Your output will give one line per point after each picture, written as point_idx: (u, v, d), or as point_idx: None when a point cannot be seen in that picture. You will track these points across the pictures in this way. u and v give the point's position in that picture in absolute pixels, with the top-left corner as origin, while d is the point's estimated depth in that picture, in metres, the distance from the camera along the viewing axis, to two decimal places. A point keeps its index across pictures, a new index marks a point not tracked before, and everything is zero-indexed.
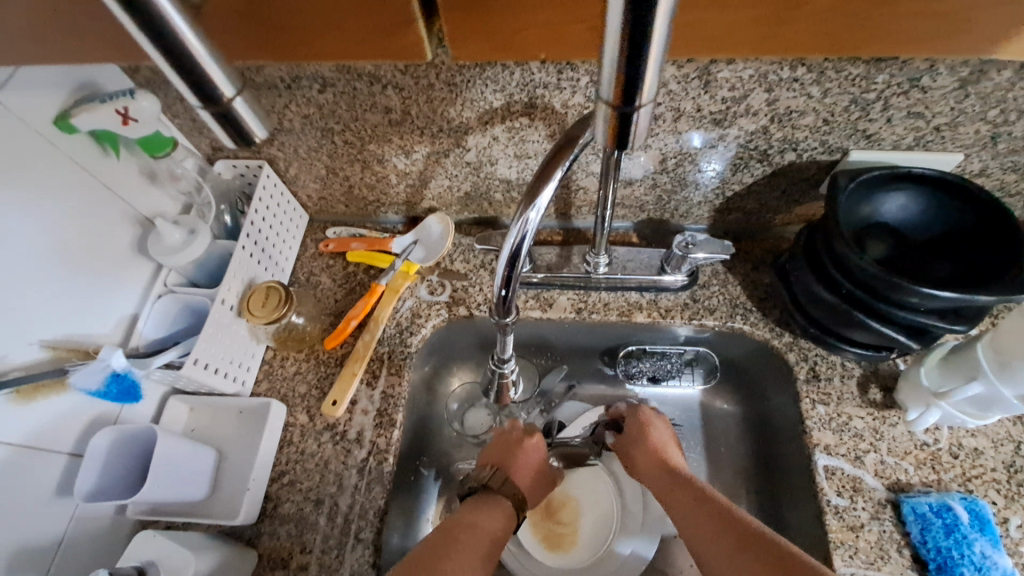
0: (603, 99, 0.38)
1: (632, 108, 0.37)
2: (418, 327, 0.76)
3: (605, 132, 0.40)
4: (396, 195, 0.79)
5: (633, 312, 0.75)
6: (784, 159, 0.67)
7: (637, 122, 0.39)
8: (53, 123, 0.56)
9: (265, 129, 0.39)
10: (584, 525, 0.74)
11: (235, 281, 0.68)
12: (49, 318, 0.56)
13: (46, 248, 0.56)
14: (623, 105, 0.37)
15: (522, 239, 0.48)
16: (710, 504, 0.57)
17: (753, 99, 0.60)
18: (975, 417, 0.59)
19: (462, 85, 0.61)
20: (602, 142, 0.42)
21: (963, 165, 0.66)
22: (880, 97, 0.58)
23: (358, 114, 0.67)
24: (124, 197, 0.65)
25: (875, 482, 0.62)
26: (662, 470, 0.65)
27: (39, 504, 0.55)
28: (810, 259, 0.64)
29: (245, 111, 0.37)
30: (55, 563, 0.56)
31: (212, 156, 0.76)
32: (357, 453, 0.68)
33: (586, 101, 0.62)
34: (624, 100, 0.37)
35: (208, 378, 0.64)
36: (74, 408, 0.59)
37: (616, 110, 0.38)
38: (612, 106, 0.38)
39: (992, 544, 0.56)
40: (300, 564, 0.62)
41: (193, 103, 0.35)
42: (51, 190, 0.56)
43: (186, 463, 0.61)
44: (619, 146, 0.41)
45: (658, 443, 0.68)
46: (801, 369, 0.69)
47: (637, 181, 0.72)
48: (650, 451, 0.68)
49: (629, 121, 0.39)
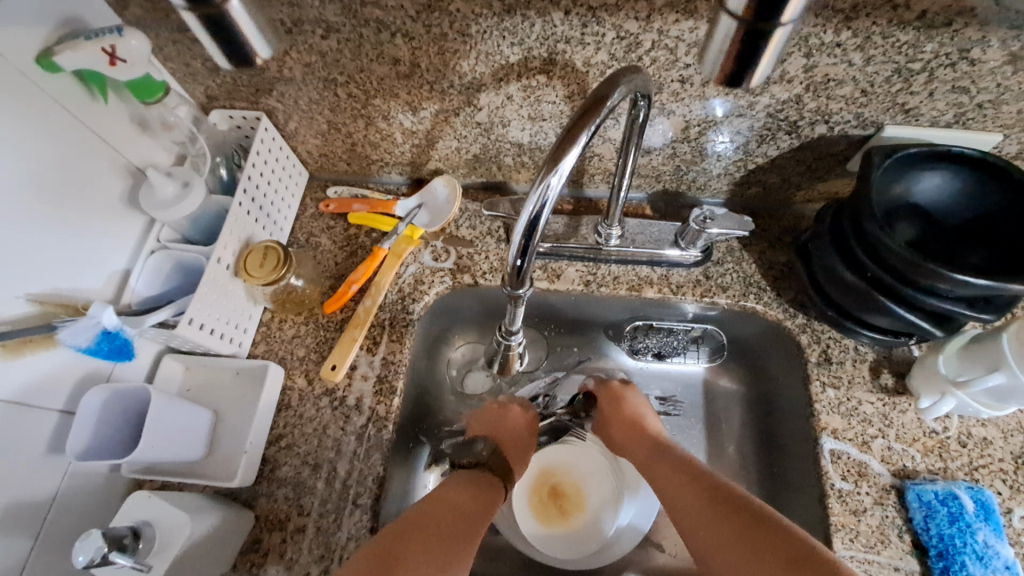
0: (731, 11, 0.33)
1: (769, 24, 0.33)
2: (421, 294, 0.73)
3: (720, 62, 0.36)
4: (401, 155, 0.75)
5: (643, 287, 0.73)
6: (813, 132, 0.64)
7: (770, 42, 0.34)
8: (35, 61, 0.51)
9: (268, 48, 0.39)
10: (587, 511, 0.73)
11: (231, 239, 0.65)
12: (36, 271, 0.53)
13: (30, 196, 0.52)
14: (756, 19, 0.33)
15: (542, 207, 0.44)
16: (690, 472, 0.60)
17: (790, 64, 0.56)
18: (990, 407, 0.58)
19: (477, 36, 0.57)
20: (711, 77, 0.38)
21: (999, 147, 0.62)
22: (926, 68, 0.54)
23: (364, 65, 0.62)
24: (115, 145, 0.61)
25: (881, 468, 0.61)
26: (642, 441, 0.68)
27: (30, 463, 0.53)
28: (834, 238, 0.61)
29: (240, 15, 0.36)
30: (48, 519, 0.55)
31: (207, 105, 0.72)
32: (356, 419, 0.67)
33: (610, 59, 0.58)
34: (762, 12, 0.32)
35: (203, 338, 0.62)
36: (64, 365, 0.56)
37: (748, 24, 0.33)
38: (741, 20, 0.33)
39: (995, 533, 0.56)
40: (298, 526, 0.62)
41: (179, 3, 0.34)
42: (35, 134, 0.52)
43: (181, 425, 0.60)
44: (732, 82, 0.37)
45: (637, 415, 0.71)
46: (813, 351, 0.68)
47: (656, 150, 0.68)
48: (626, 421, 0.71)
49: (761, 40, 0.34)
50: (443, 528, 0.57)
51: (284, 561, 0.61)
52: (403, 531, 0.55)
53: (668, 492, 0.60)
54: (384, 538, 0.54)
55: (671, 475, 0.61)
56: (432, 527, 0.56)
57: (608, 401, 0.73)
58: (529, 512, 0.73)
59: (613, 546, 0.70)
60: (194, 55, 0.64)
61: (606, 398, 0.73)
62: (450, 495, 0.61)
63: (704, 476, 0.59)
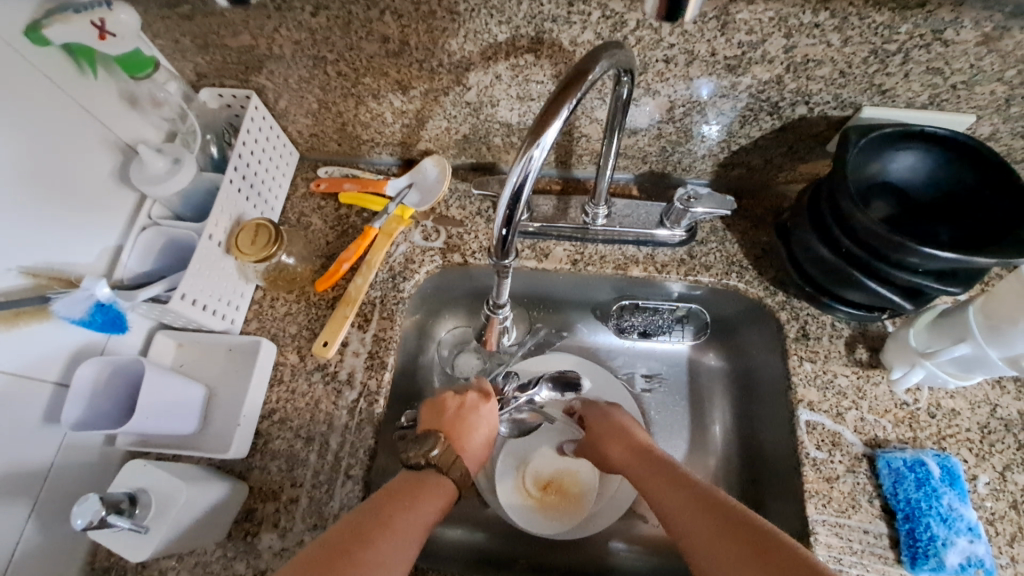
0: None
1: None
2: (411, 273, 0.75)
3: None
4: (391, 135, 0.76)
5: (629, 266, 0.75)
6: (795, 113, 0.65)
7: None
8: (24, 34, 0.51)
9: None
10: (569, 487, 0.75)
11: (223, 216, 0.65)
12: (30, 244, 0.54)
13: (20, 169, 0.53)
14: None
15: (525, 178, 0.46)
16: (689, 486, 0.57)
17: (770, 44, 0.57)
18: (957, 377, 0.61)
19: (465, 14, 0.58)
20: (651, 12, 0.40)
21: (973, 129, 0.64)
22: (901, 49, 0.56)
23: (353, 43, 0.63)
24: (105, 121, 0.62)
25: (854, 438, 0.64)
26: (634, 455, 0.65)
27: (26, 431, 0.55)
28: (812, 217, 0.63)
29: None
30: (46, 486, 0.57)
31: (197, 83, 0.72)
32: (348, 394, 0.68)
33: (595, 39, 0.59)
34: None
35: (195, 313, 0.63)
36: (60, 338, 0.57)
37: None
38: None
39: (959, 497, 0.58)
40: (291, 497, 0.64)
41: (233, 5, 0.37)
42: (23, 107, 0.53)
43: (174, 398, 0.61)
44: (669, 18, 0.40)
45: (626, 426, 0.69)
46: (792, 327, 0.70)
47: (642, 130, 0.70)
48: (619, 435, 0.68)
49: None
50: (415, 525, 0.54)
51: (278, 529, 0.62)
52: (371, 517, 0.53)
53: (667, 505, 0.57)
54: (347, 521, 0.52)
55: (669, 492, 0.57)
56: (400, 525, 0.53)
57: (602, 419, 0.72)
58: (513, 494, 0.74)
59: (597, 518, 0.73)
60: (184, 32, 0.64)
61: (594, 413, 0.73)
62: (422, 486, 0.59)
63: (700, 489, 0.56)
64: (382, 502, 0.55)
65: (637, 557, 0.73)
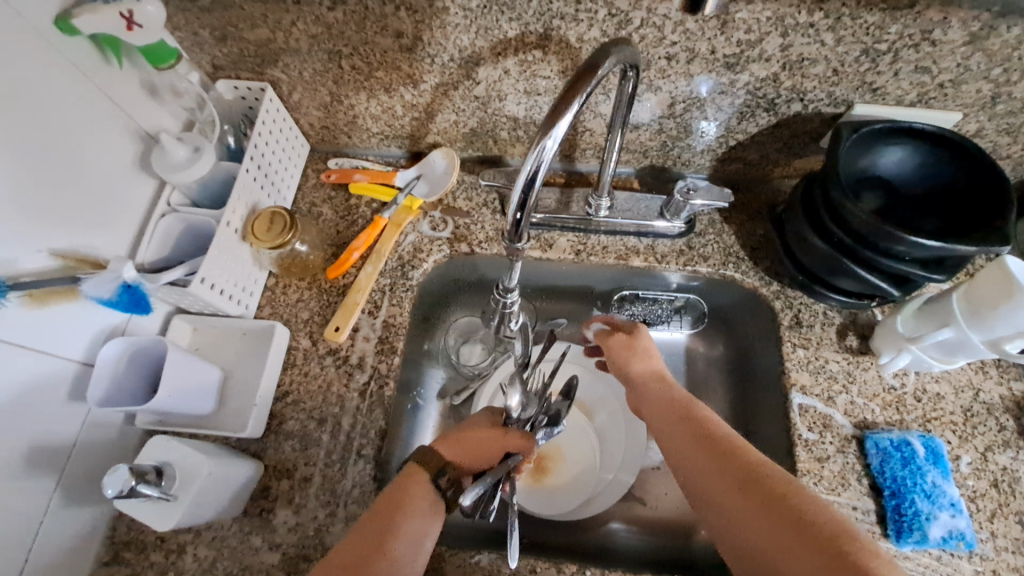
0: None
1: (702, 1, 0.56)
2: (420, 261, 0.77)
3: None
4: (401, 127, 0.78)
5: (630, 256, 0.77)
6: (790, 110, 0.68)
7: None
8: (54, 24, 0.54)
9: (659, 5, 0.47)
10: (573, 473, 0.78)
11: (239, 204, 0.67)
12: (58, 227, 0.56)
13: (49, 155, 0.55)
14: None
15: (538, 167, 0.48)
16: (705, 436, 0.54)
17: (767, 43, 0.60)
18: (941, 361, 0.64)
19: (477, 10, 0.60)
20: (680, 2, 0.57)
21: (959, 126, 0.67)
22: (891, 49, 0.59)
23: (368, 37, 0.65)
24: (127, 110, 0.64)
25: (844, 420, 0.67)
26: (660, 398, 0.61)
27: (53, 408, 0.57)
28: (806, 208, 0.66)
29: None
30: (70, 461, 0.59)
31: (213, 75, 0.74)
32: (359, 377, 0.71)
33: (601, 36, 0.62)
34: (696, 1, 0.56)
35: (213, 297, 0.65)
36: (85, 319, 0.59)
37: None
38: None
39: (942, 475, 0.62)
40: (305, 475, 0.66)
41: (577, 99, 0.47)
42: (53, 95, 0.55)
43: (195, 379, 0.63)
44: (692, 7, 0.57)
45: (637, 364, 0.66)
46: (786, 315, 0.73)
47: (644, 125, 0.72)
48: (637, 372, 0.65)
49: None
50: (423, 500, 0.54)
51: (292, 506, 0.65)
52: (368, 530, 0.51)
53: (688, 466, 0.54)
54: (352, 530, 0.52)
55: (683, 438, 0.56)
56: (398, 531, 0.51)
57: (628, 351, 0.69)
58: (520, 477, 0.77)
59: (597, 501, 0.76)
60: (203, 25, 0.66)
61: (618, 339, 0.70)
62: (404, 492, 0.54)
63: (716, 438, 0.54)
64: (365, 522, 0.52)
65: (636, 536, 0.76)
